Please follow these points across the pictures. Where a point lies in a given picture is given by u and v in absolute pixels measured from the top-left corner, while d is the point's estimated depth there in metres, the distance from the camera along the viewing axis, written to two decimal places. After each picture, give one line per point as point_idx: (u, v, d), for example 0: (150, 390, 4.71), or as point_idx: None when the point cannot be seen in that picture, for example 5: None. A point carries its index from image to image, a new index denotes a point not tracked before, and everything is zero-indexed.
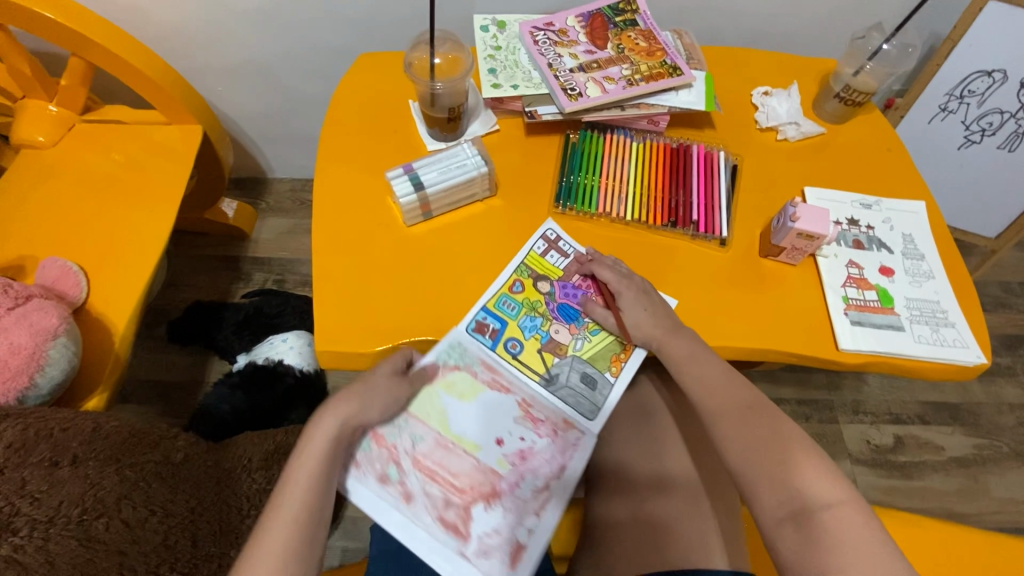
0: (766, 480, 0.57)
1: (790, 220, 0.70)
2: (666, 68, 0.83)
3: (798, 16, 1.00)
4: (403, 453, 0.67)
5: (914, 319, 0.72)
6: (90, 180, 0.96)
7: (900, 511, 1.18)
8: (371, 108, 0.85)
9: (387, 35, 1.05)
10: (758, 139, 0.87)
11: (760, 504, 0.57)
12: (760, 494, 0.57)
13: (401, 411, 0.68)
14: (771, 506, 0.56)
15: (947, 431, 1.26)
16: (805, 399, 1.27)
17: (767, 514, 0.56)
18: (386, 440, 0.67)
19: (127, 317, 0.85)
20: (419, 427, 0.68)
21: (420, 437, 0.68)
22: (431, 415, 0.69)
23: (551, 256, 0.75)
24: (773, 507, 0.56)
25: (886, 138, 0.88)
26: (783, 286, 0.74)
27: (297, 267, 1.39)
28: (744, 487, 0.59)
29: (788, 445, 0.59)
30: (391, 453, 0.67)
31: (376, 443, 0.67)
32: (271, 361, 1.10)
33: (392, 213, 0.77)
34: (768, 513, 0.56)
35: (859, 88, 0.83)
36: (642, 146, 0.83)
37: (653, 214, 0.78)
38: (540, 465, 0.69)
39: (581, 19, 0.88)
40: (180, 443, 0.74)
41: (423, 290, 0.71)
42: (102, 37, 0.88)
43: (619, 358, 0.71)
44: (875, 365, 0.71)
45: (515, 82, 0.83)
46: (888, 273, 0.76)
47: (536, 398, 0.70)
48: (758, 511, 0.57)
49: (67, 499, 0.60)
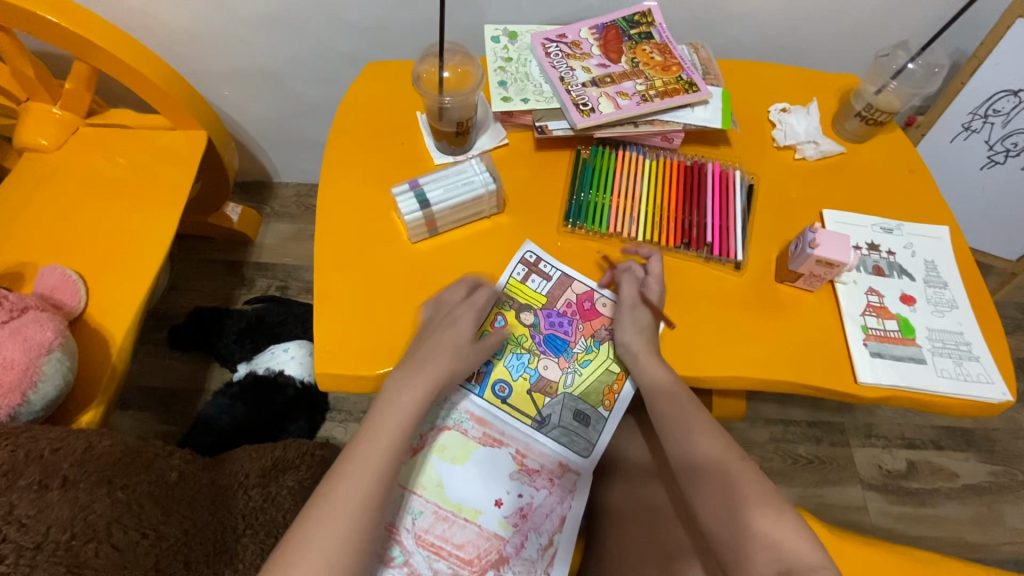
0: (751, 483, 0.61)
1: (809, 247, 0.67)
2: (682, 84, 0.80)
3: (819, 30, 0.97)
4: (407, 533, 0.69)
5: (936, 352, 0.70)
6: (92, 185, 0.95)
7: (911, 539, 1.14)
8: (378, 119, 0.83)
9: (397, 42, 1.02)
10: (775, 158, 0.84)
11: (751, 509, 0.59)
12: (749, 499, 0.59)
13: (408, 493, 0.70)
14: (762, 509, 0.59)
15: (961, 457, 1.22)
16: (815, 421, 1.24)
17: (759, 518, 0.58)
18: (398, 527, 0.70)
19: (125, 328, 0.84)
20: (417, 502, 0.70)
21: (421, 513, 0.70)
22: (429, 488, 0.70)
23: (533, 282, 0.72)
24: (764, 511, 0.59)
25: (908, 159, 0.85)
26: (799, 313, 0.72)
27: (301, 274, 1.37)
28: (732, 493, 0.60)
29: (772, 502, 0.59)
30: (398, 536, 0.69)
31: (392, 535, 0.69)
32: (272, 371, 1.09)
33: (397, 228, 0.75)
34: (760, 517, 0.58)
35: (882, 108, 0.81)
36: (655, 163, 0.81)
37: (665, 235, 0.75)
38: (541, 520, 0.72)
39: (594, 31, 0.85)
40: (176, 461, 0.75)
41: (427, 309, 0.69)
42: (106, 41, 0.87)
43: (612, 390, 0.70)
44: (894, 399, 0.68)
45: (525, 96, 0.80)
46: (909, 301, 0.73)
47: (529, 447, 0.72)
48: (748, 516, 0.59)
49: (56, 524, 0.60)
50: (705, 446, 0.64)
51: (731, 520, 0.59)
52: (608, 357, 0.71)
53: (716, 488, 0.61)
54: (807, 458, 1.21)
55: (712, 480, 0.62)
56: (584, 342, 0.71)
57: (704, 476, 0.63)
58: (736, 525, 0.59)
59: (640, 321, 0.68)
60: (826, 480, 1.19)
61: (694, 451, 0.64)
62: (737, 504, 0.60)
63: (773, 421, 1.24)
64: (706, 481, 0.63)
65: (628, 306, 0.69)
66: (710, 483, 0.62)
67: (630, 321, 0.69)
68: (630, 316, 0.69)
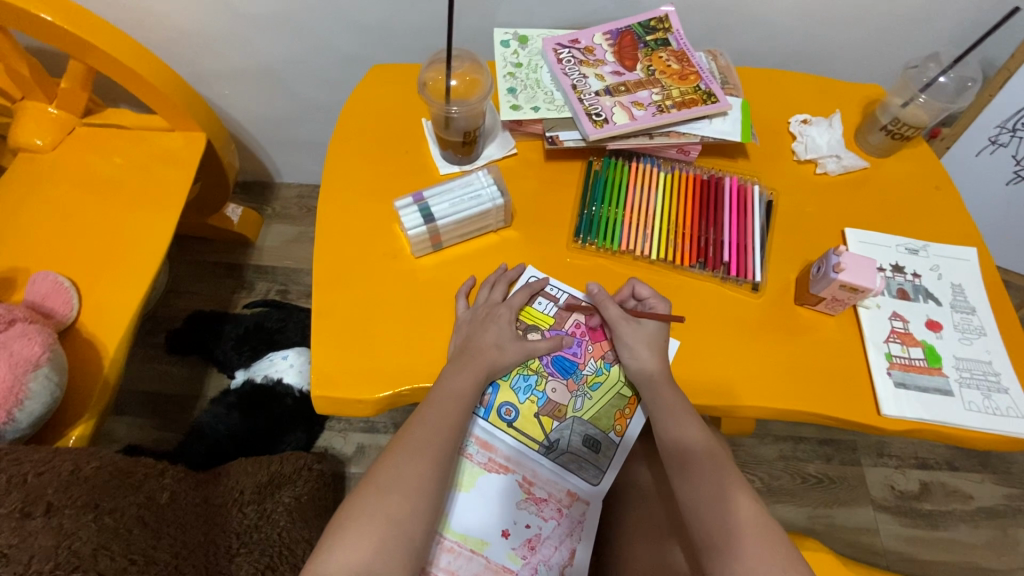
0: (727, 466, 0.62)
1: (833, 271, 0.64)
2: (700, 94, 0.76)
3: (843, 38, 0.93)
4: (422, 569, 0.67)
5: (964, 383, 0.66)
6: (87, 187, 0.91)
7: (923, 563, 1.11)
8: (382, 126, 0.80)
9: (403, 44, 0.99)
10: (795, 172, 0.80)
11: (731, 489, 0.60)
12: (728, 480, 0.61)
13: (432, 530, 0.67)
14: (740, 490, 0.60)
15: (976, 478, 1.19)
16: (827, 439, 1.21)
17: (739, 499, 0.59)
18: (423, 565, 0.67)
19: (119, 339, 0.81)
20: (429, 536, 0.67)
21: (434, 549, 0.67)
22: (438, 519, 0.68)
23: (539, 304, 0.69)
24: (742, 492, 0.60)
25: (934, 175, 0.81)
26: (820, 339, 0.68)
27: (302, 278, 1.34)
28: (713, 475, 0.61)
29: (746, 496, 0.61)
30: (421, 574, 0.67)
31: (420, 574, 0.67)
32: (270, 380, 1.06)
33: (400, 242, 0.72)
34: (740, 497, 0.60)
35: (909, 121, 0.77)
36: (669, 176, 0.77)
37: (680, 253, 0.72)
38: (550, 553, 0.69)
39: (608, 36, 0.82)
40: (166, 481, 0.75)
41: (430, 328, 0.66)
42: (102, 40, 0.83)
43: (623, 415, 0.67)
44: (918, 432, 0.65)
45: (536, 104, 0.77)
46: (936, 327, 0.70)
47: (537, 476, 0.69)
48: (729, 496, 0.60)
49: (39, 554, 0.60)
50: (689, 430, 0.62)
51: (713, 502, 0.60)
52: (619, 382, 0.67)
53: (699, 471, 0.62)
54: (817, 477, 1.17)
55: (694, 463, 0.62)
56: (595, 364, 0.68)
57: (686, 461, 0.62)
58: (717, 506, 0.59)
59: (648, 337, 0.65)
60: (836, 500, 1.16)
61: (678, 435, 0.63)
62: (719, 485, 0.60)
63: (782, 438, 1.21)
64: (687, 465, 0.62)
65: (632, 323, 0.65)
66: (692, 466, 0.62)
67: (635, 338, 0.65)
68: (636, 332, 0.65)
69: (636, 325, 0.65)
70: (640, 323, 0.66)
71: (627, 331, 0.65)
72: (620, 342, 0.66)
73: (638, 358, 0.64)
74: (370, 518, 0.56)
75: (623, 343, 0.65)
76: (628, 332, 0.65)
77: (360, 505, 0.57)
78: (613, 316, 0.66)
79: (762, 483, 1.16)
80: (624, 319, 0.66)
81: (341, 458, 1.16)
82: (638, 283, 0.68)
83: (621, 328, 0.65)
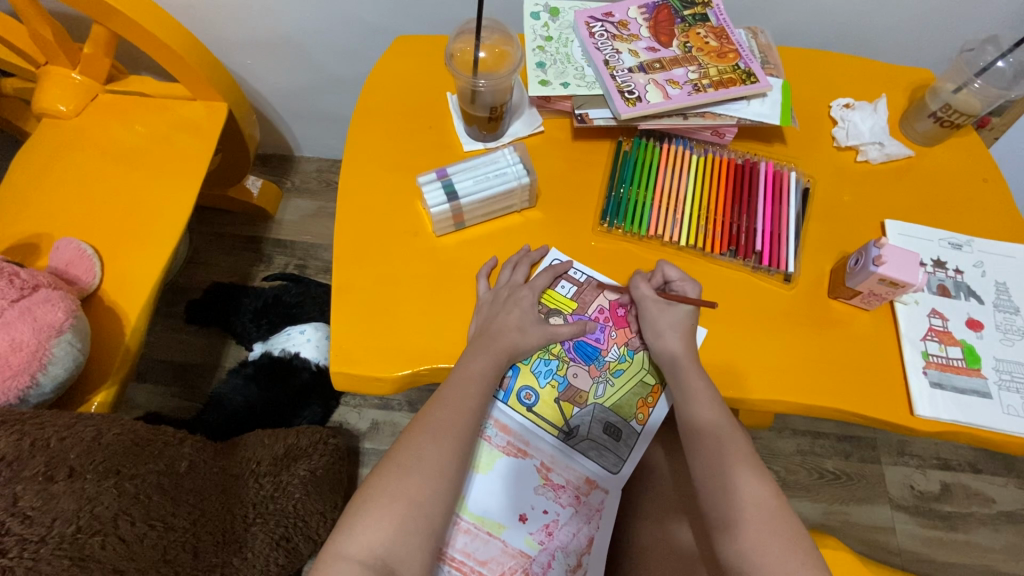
0: (743, 449, 0.60)
1: (872, 263, 0.61)
2: (738, 73, 0.73)
3: (890, 19, 0.88)
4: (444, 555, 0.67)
5: (1003, 386, 0.63)
6: (110, 152, 0.91)
7: (938, 565, 1.10)
8: (405, 99, 0.78)
9: (429, 15, 0.96)
10: (834, 159, 0.77)
11: (745, 473, 0.58)
12: (742, 462, 0.59)
13: (456, 517, 0.68)
14: (754, 474, 0.58)
15: (999, 481, 1.16)
16: (846, 435, 1.19)
17: (752, 483, 0.57)
18: (449, 554, 0.67)
19: (140, 306, 0.82)
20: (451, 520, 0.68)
21: (455, 534, 0.68)
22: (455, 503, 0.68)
23: (562, 287, 0.67)
24: (758, 477, 0.58)
25: (983, 166, 0.77)
26: (852, 333, 0.66)
27: (320, 253, 1.34)
28: (729, 457, 0.59)
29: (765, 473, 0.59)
30: (449, 562, 0.67)
31: (444, 560, 0.67)
32: (288, 353, 1.06)
33: (421, 219, 0.70)
34: (753, 481, 0.58)
35: (960, 108, 0.73)
36: (702, 159, 0.74)
37: (709, 239, 0.69)
38: (567, 539, 0.69)
39: (644, 10, 0.78)
40: (185, 450, 0.77)
41: (450, 309, 0.65)
42: (126, 7, 0.82)
43: (646, 403, 0.65)
44: (953, 435, 0.62)
45: (566, 80, 0.74)
46: (976, 326, 0.67)
47: (555, 461, 0.68)
48: (742, 480, 0.58)
49: (61, 517, 0.60)
50: (708, 410, 0.60)
51: (724, 484, 0.58)
52: (643, 368, 0.66)
53: (712, 452, 0.60)
54: (834, 473, 1.15)
55: (710, 444, 0.60)
56: (617, 351, 0.66)
57: (700, 441, 0.60)
58: (729, 487, 0.58)
59: (672, 321, 0.63)
60: (852, 497, 1.14)
61: (695, 413, 0.60)
62: (732, 468, 0.58)
63: (801, 432, 1.19)
64: (702, 445, 0.60)
65: (659, 304, 0.64)
66: (706, 446, 0.60)
67: (660, 321, 0.63)
68: (663, 313, 0.63)
69: (665, 307, 0.63)
70: (669, 305, 0.63)
71: (654, 311, 0.64)
72: (646, 323, 0.64)
73: (659, 342, 0.63)
74: (392, 497, 0.56)
75: (647, 323, 0.64)
76: (654, 311, 0.64)
77: (381, 485, 0.57)
78: (642, 295, 0.65)
79: (778, 478, 1.14)
80: (652, 299, 0.64)
81: (355, 433, 1.17)
82: (667, 266, 0.66)
83: (646, 308, 0.64)
